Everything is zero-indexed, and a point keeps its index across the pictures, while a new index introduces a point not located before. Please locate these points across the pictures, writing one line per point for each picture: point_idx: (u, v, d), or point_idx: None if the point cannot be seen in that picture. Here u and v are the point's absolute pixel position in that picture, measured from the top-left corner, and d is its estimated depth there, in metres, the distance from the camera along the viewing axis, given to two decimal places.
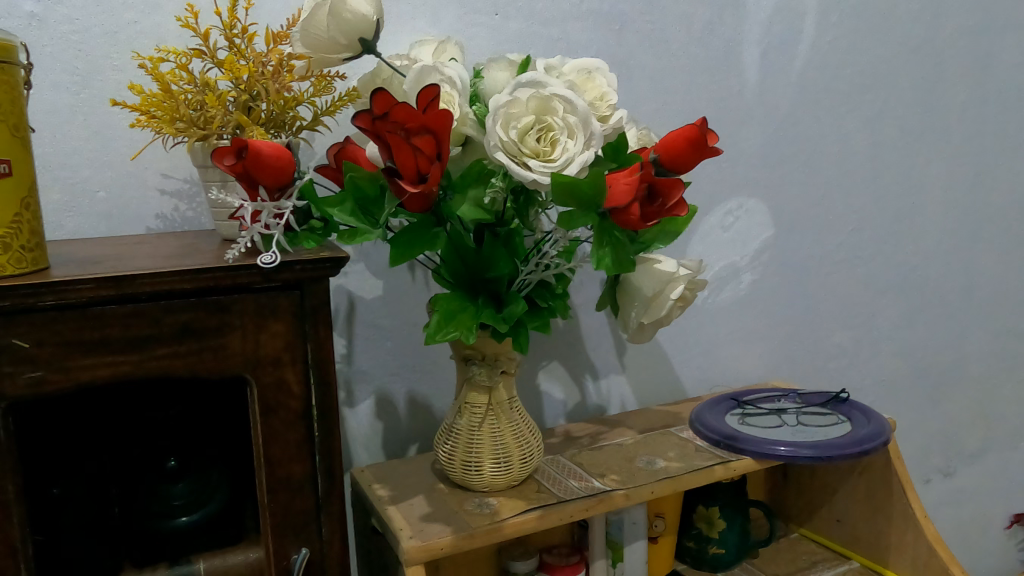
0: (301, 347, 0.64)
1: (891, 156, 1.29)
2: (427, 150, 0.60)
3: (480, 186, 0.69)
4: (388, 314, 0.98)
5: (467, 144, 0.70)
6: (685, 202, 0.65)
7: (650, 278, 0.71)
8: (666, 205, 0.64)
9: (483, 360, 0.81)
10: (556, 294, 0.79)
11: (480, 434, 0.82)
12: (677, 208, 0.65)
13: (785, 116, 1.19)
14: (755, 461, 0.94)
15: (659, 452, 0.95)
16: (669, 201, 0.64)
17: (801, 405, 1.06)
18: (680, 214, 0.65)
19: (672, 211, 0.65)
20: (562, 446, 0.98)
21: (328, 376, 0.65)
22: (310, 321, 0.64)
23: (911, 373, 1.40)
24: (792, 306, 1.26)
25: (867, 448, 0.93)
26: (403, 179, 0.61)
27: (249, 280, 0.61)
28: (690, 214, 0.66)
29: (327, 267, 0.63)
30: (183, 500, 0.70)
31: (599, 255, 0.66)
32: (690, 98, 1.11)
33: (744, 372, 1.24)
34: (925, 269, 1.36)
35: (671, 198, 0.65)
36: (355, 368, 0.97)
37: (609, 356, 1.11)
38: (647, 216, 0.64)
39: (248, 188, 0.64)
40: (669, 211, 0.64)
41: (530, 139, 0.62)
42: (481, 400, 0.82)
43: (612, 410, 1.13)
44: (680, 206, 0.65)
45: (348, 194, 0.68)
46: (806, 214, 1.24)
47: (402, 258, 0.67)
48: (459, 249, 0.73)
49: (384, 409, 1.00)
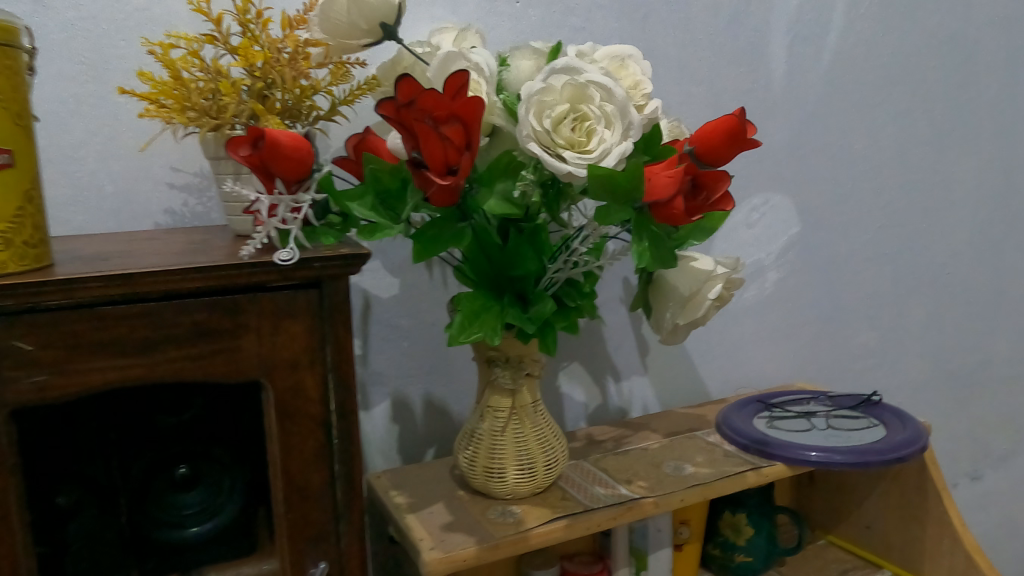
0: (320, 349, 0.61)
1: (920, 151, 1.25)
2: (456, 140, 0.56)
3: (508, 179, 0.65)
4: (405, 314, 0.94)
5: (494, 135, 0.67)
6: (730, 196, 0.62)
7: (685, 278, 0.67)
8: (710, 200, 0.61)
9: (506, 362, 0.77)
10: (584, 294, 0.75)
11: (503, 438, 0.79)
12: (719, 203, 0.62)
13: (812, 109, 1.15)
14: (787, 467, 0.90)
15: (686, 457, 0.91)
16: (714, 196, 0.61)
17: (831, 408, 1.03)
18: (723, 210, 0.62)
19: (716, 207, 0.62)
20: (585, 450, 0.94)
21: (348, 378, 0.62)
22: (330, 320, 0.60)
23: (939, 375, 1.36)
24: (819, 305, 1.22)
25: (904, 454, 0.89)
26: (431, 170, 0.58)
27: (266, 278, 0.57)
28: (732, 210, 0.63)
29: (348, 262, 0.60)
30: (195, 507, 0.67)
31: (637, 251, 0.62)
32: (716, 91, 1.08)
33: (769, 374, 1.21)
34: (953, 267, 1.32)
35: (715, 192, 0.61)
36: (371, 370, 0.94)
37: (631, 357, 1.07)
38: (691, 212, 0.61)
39: (264, 179, 0.60)
40: (712, 206, 0.61)
41: (566, 127, 0.58)
42: (505, 404, 0.79)
43: (635, 412, 1.09)
44: (725, 201, 0.62)
45: (370, 187, 0.65)
46: (833, 210, 1.20)
47: (426, 253, 0.64)
48: (484, 245, 0.70)
49: (400, 411, 0.96)
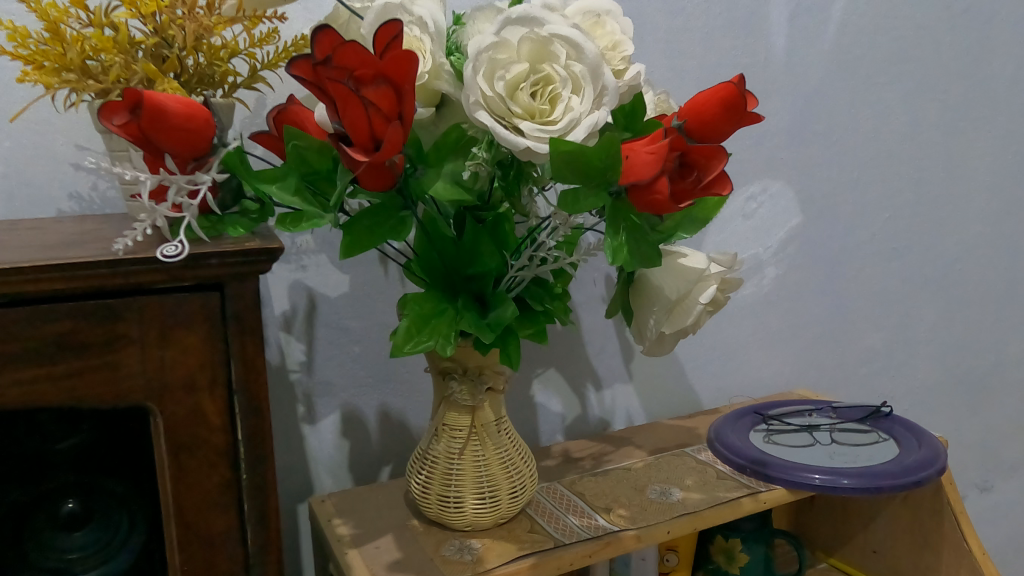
0: (223, 365, 0.49)
1: (932, 135, 1.14)
2: (383, 107, 0.45)
3: (459, 157, 0.54)
4: (356, 315, 0.83)
5: (443, 105, 0.55)
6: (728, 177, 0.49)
7: (673, 279, 0.56)
8: (703, 182, 0.48)
9: (464, 374, 0.66)
10: (553, 295, 0.63)
11: (461, 462, 0.68)
12: (715, 187, 0.49)
13: (816, 87, 1.04)
14: (788, 491, 0.79)
15: (674, 478, 0.81)
16: (708, 178, 0.48)
17: (836, 421, 0.92)
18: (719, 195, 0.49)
19: (710, 191, 0.49)
20: (559, 470, 0.83)
21: (258, 401, 0.50)
22: (233, 330, 0.49)
23: (948, 379, 1.26)
24: (821, 304, 1.11)
25: (921, 478, 0.78)
26: (355, 145, 0.46)
27: (147, 278, 0.46)
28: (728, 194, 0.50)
29: (251, 260, 0.48)
30: (79, 552, 0.55)
31: (614, 245, 0.50)
32: (709, 66, 0.96)
33: (766, 380, 1.10)
34: (965, 263, 1.22)
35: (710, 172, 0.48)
36: (317, 379, 0.82)
37: (614, 363, 0.96)
38: (677, 197, 0.48)
39: (151, 156, 0.49)
40: (706, 190, 0.48)
41: (523, 94, 0.47)
42: (463, 423, 0.68)
43: (617, 424, 0.99)
44: (722, 186, 0.48)
45: (293, 167, 0.53)
46: (837, 199, 1.09)
47: (356, 248, 0.53)
48: (435, 239, 0.60)
49: (351, 425, 0.85)
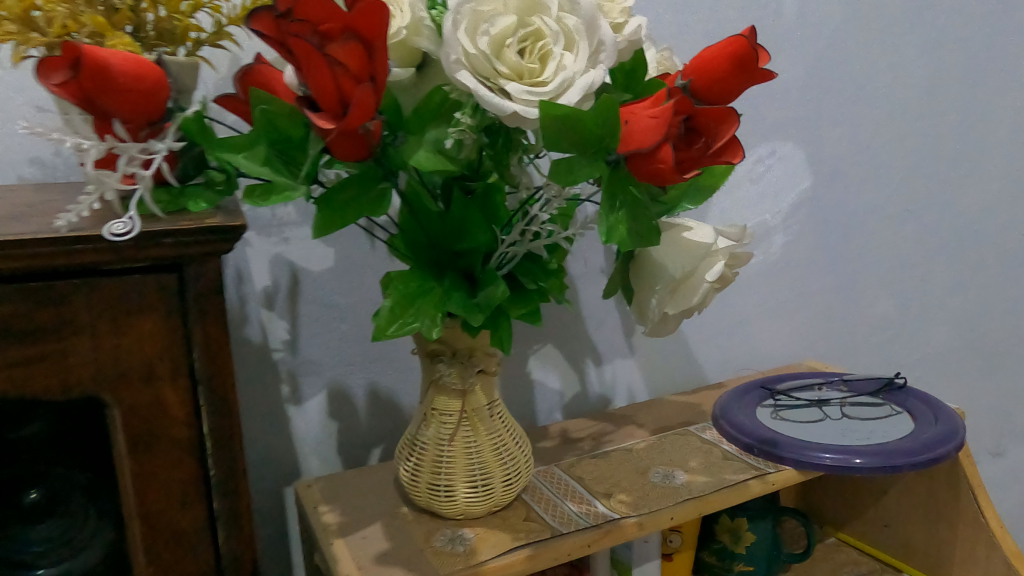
0: (185, 354, 0.45)
1: (949, 92, 1.08)
2: (351, 66, 0.39)
3: (441, 123, 0.48)
4: (342, 291, 0.78)
5: (425, 66, 0.49)
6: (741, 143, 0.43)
7: (676, 255, 0.51)
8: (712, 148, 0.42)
9: (454, 357, 0.62)
10: (547, 272, 0.58)
11: (451, 449, 0.64)
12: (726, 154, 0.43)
13: (828, 42, 0.98)
14: (797, 472, 0.75)
15: (678, 460, 0.77)
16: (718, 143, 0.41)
17: (847, 394, 0.88)
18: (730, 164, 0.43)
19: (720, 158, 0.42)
20: (557, 453, 0.80)
21: (223, 394, 0.46)
22: (193, 317, 0.44)
23: (961, 346, 1.22)
24: (831, 271, 1.07)
25: (940, 455, 0.74)
26: (322, 111, 0.41)
27: (96, 258, 0.41)
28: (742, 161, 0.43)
29: (212, 238, 0.43)
30: (43, 545, 0.50)
31: (611, 221, 0.46)
32: (716, 19, 0.90)
33: (773, 351, 1.06)
34: (981, 226, 1.17)
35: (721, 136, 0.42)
36: (302, 358, 0.78)
37: (615, 337, 0.92)
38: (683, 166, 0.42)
39: (98, 119, 0.43)
40: (715, 158, 0.42)
41: (511, 51, 0.42)
42: (453, 407, 0.64)
43: (619, 401, 0.95)
44: (734, 152, 0.42)
45: (262, 134, 0.47)
46: (849, 162, 1.04)
47: (331, 225, 0.48)
48: (419, 213, 0.56)
49: (339, 405, 0.81)
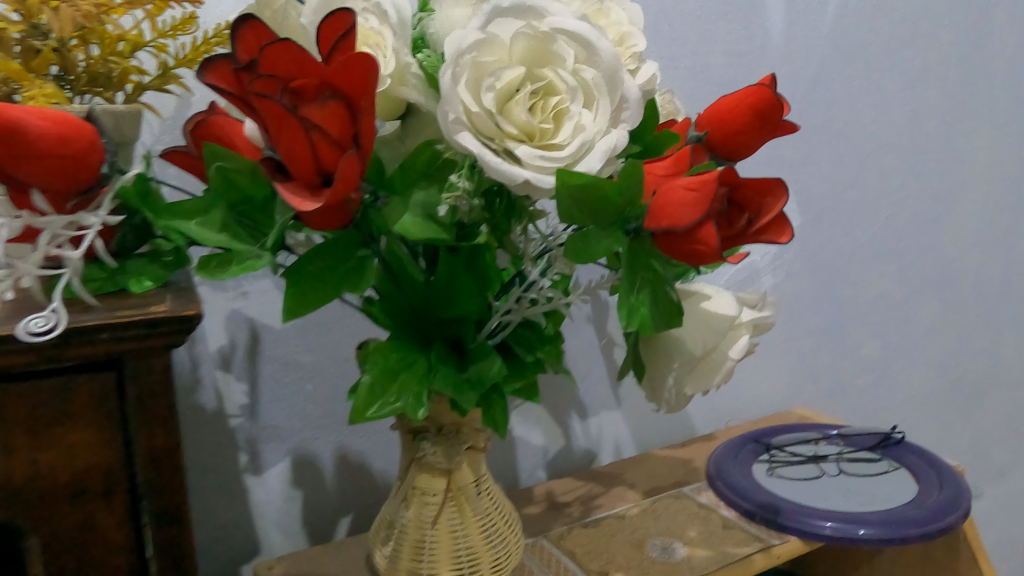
0: (126, 466, 0.37)
1: (931, 127, 1.05)
2: (330, 128, 0.32)
3: (432, 184, 0.42)
4: (308, 348, 0.70)
5: (411, 116, 0.42)
6: (785, 219, 0.39)
7: (696, 330, 0.46)
8: (755, 227, 0.38)
9: (438, 434, 0.55)
10: (544, 338, 0.52)
11: (434, 533, 0.57)
12: (771, 232, 0.39)
13: (814, 75, 0.94)
14: (801, 541, 0.70)
15: (674, 530, 0.71)
16: (763, 221, 0.38)
17: (844, 449, 0.83)
18: (776, 244, 0.39)
19: (764, 237, 0.38)
20: (544, 521, 0.73)
21: (173, 510, 0.38)
22: (137, 422, 0.36)
23: (942, 385, 1.19)
24: (818, 312, 1.03)
25: (950, 523, 0.69)
26: (295, 179, 0.34)
27: (8, 361, 0.33)
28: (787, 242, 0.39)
29: (160, 329, 0.35)
30: None
31: (631, 303, 0.40)
32: (702, 53, 0.85)
33: (760, 397, 1.01)
34: (962, 262, 1.14)
35: (765, 212, 0.38)
36: (262, 424, 0.70)
37: (601, 389, 0.86)
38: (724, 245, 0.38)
39: (14, 190, 0.36)
40: (757, 236, 0.38)
41: (519, 108, 0.36)
42: (437, 486, 0.57)
43: (605, 456, 0.89)
44: (778, 231, 0.38)
45: (218, 196, 0.39)
46: (836, 199, 1.00)
47: (304, 305, 0.41)
48: (400, 280, 0.48)
49: (304, 474, 0.73)
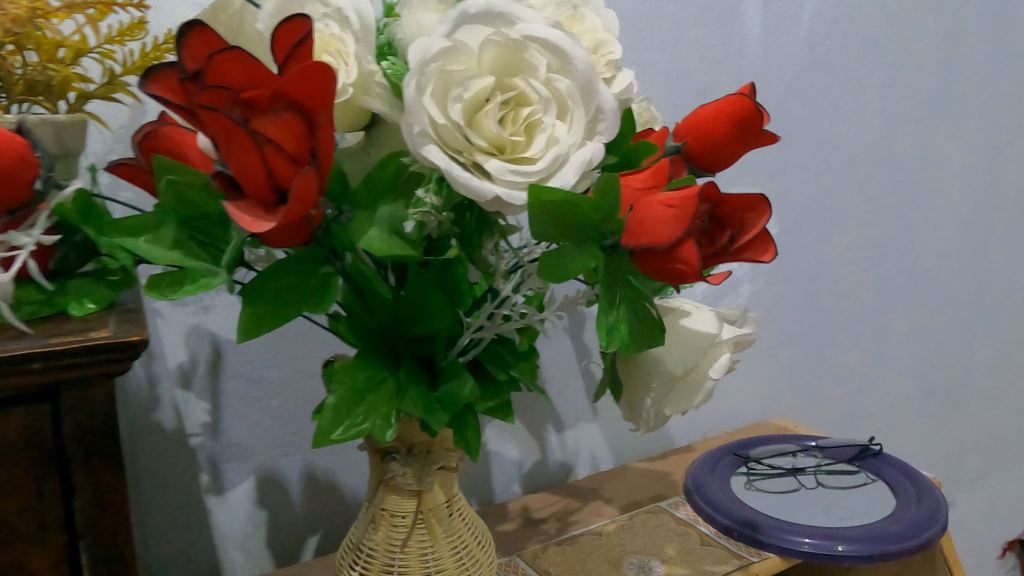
0: (64, 502, 0.34)
1: (906, 136, 1.05)
2: (283, 142, 0.30)
3: (400, 199, 0.39)
4: (274, 364, 0.68)
5: (376, 126, 0.40)
6: (767, 238, 0.37)
7: (675, 349, 0.44)
8: (737, 244, 0.36)
9: (409, 453, 0.53)
10: (518, 355, 0.50)
11: (404, 556, 0.55)
12: (753, 250, 0.37)
13: (791, 83, 0.93)
14: (780, 557, 0.68)
15: (652, 548, 0.69)
16: (746, 239, 0.36)
17: (823, 462, 0.82)
18: (758, 262, 0.37)
19: (746, 255, 0.37)
20: (518, 540, 0.71)
21: (118, 547, 0.35)
22: (76, 456, 0.34)
23: (916, 393, 1.19)
24: (795, 321, 1.02)
25: (929, 538, 0.68)
26: (249, 197, 0.32)
27: None
28: (769, 262, 0.38)
29: (102, 355, 0.32)
30: None
31: (607, 322, 0.38)
32: (679, 60, 0.84)
33: (737, 407, 1.00)
34: (937, 271, 1.14)
35: (748, 230, 0.37)
36: (225, 441, 0.67)
37: (578, 402, 0.84)
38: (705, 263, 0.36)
39: None
40: (739, 254, 0.37)
41: (489, 120, 0.34)
42: (407, 507, 0.55)
43: (581, 470, 0.87)
44: (761, 250, 0.37)
45: (168, 211, 0.37)
46: (812, 208, 0.99)
47: (264, 325, 0.39)
48: (368, 298, 0.46)
49: (269, 493, 0.70)
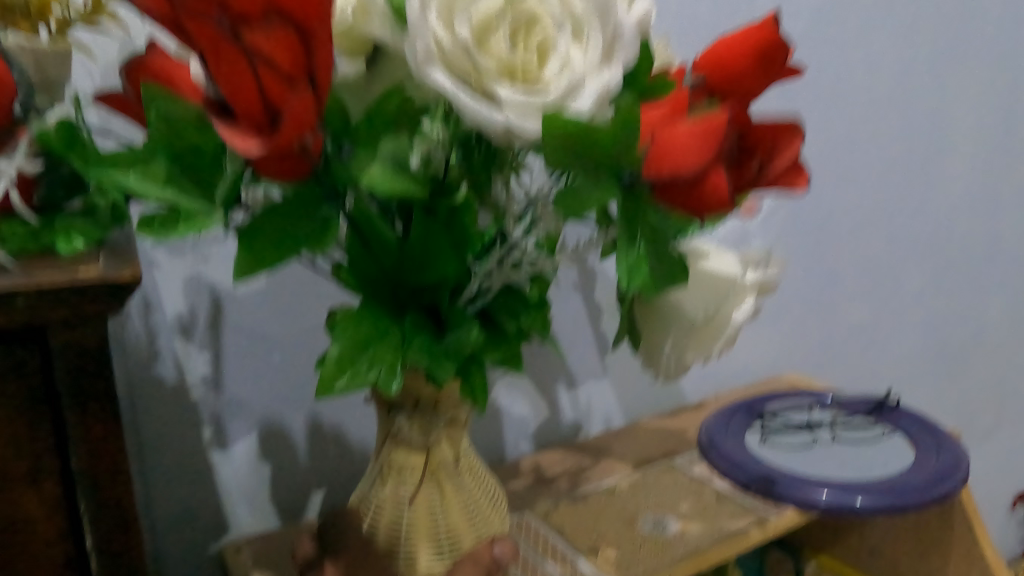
0: (57, 449, 0.32)
1: (923, 83, 1.02)
2: (277, 60, 0.28)
3: (398, 135, 0.37)
4: (277, 318, 0.66)
5: (380, 57, 0.38)
6: (800, 164, 0.36)
7: (697, 294, 0.42)
8: (769, 173, 0.35)
9: (414, 408, 0.51)
10: (529, 306, 0.48)
11: (412, 511, 0.53)
12: (785, 179, 0.36)
13: (806, 28, 0.89)
14: (797, 511, 0.67)
15: (666, 505, 0.68)
16: (778, 167, 0.34)
17: (840, 415, 0.81)
18: (790, 190, 0.36)
19: (778, 184, 0.35)
20: (528, 497, 0.70)
21: (116, 497, 0.33)
22: (66, 404, 0.32)
23: (929, 347, 1.17)
24: (807, 275, 0.99)
25: (948, 490, 0.67)
26: (239, 122, 0.29)
27: None
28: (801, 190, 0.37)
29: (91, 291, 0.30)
30: None
31: (630, 261, 0.36)
32: None
33: (748, 364, 0.98)
34: (951, 223, 1.11)
35: (780, 156, 0.35)
36: (228, 396, 0.65)
37: (587, 358, 0.82)
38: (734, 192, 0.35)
39: None
40: (771, 183, 0.35)
41: (499, 42, 0.32)
42: (416, 463, 0.53)
43: (594, 428, 0.86)
44: (792, 177, 0.35)
45: (158, 146, 0.34)
46: (826, 159, 0.96)
47: (257, 266, 0.37)
48: (373, 243, 0.44)
49: (273, 448, 0.69)
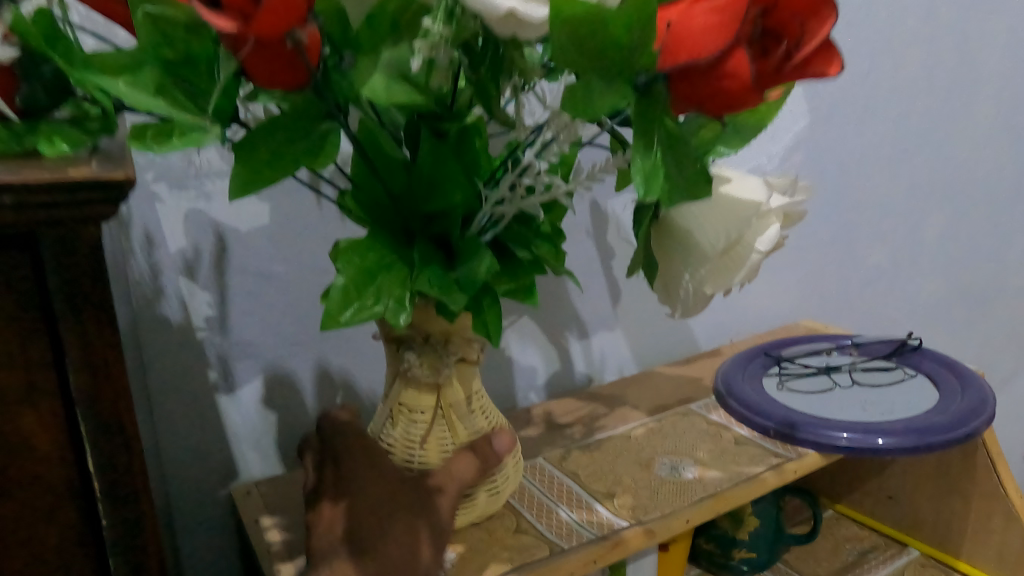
0: (56, 369, 0.30)
1: (950, 16, 0.96)
2: None
3: (403, 40, 0.34)
4: (280, 257, 0.64)
5: None
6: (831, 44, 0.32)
7: (717, 220, 0.39)
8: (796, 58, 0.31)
9: (425, 344, 0.49)
10: (541, 233, 0.46)
11: (423, 452, 0.52)
12: (816, 62, 0.33)
13: None
14: (817, 454, 0.66)
15: (684, 451, 0.66)
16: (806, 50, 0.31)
17: (859, 359, 0.79)
18: (821, 75, 0.33)
19: (808, 70, 0.32)
20: (541, 443, 0.69)
21: (117, 421, 0.31)
22: (58, 323, 0.30)
23: (950, 294, 1.14)
24: (825, 218, 0.97)
25: (975, 429, 0.64)
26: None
27: None
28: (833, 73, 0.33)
29: (83, 194, 0.28)
30: None
31: (647, 169, 0.34)
32: None
33: (764, 311, 0.96)
34: (974, 165, 1.08)
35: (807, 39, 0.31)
36: (233, 338, 0.64)
37: (599, 304, 0.81)
38: (760, 83, 0.31)
39: None
40: (800, 69, 0.32)
41: None
42: (427, 403, 0.51)
43: (608, 376, 0.85)
44: (824, 60, 0.32)
45: (149, 53, 0.32)
46: (847, 98, 0.92)
47: (255, 182, 0.35)
48: (378, 166, 0.42)
49: (281, 392, 0.67)
